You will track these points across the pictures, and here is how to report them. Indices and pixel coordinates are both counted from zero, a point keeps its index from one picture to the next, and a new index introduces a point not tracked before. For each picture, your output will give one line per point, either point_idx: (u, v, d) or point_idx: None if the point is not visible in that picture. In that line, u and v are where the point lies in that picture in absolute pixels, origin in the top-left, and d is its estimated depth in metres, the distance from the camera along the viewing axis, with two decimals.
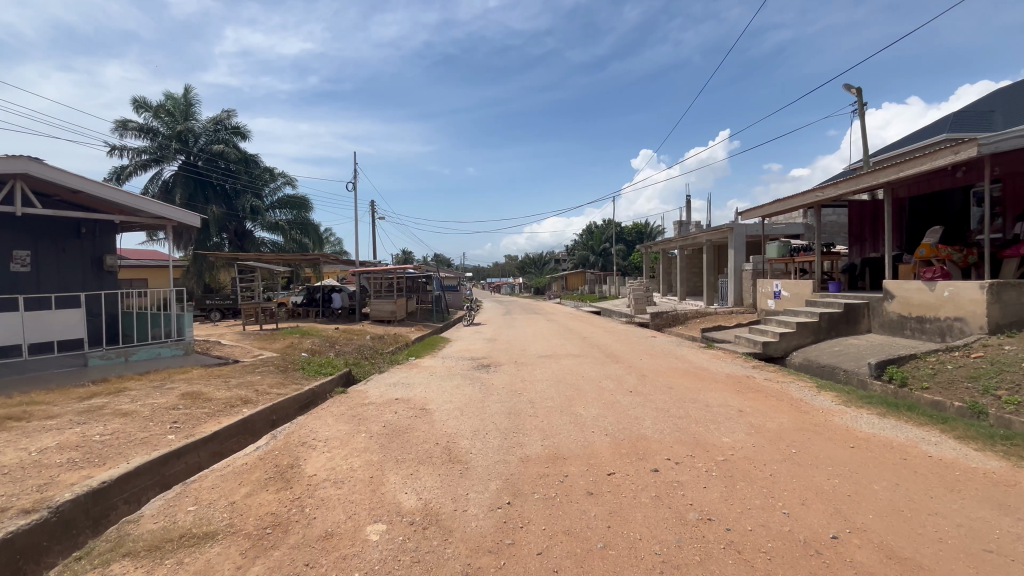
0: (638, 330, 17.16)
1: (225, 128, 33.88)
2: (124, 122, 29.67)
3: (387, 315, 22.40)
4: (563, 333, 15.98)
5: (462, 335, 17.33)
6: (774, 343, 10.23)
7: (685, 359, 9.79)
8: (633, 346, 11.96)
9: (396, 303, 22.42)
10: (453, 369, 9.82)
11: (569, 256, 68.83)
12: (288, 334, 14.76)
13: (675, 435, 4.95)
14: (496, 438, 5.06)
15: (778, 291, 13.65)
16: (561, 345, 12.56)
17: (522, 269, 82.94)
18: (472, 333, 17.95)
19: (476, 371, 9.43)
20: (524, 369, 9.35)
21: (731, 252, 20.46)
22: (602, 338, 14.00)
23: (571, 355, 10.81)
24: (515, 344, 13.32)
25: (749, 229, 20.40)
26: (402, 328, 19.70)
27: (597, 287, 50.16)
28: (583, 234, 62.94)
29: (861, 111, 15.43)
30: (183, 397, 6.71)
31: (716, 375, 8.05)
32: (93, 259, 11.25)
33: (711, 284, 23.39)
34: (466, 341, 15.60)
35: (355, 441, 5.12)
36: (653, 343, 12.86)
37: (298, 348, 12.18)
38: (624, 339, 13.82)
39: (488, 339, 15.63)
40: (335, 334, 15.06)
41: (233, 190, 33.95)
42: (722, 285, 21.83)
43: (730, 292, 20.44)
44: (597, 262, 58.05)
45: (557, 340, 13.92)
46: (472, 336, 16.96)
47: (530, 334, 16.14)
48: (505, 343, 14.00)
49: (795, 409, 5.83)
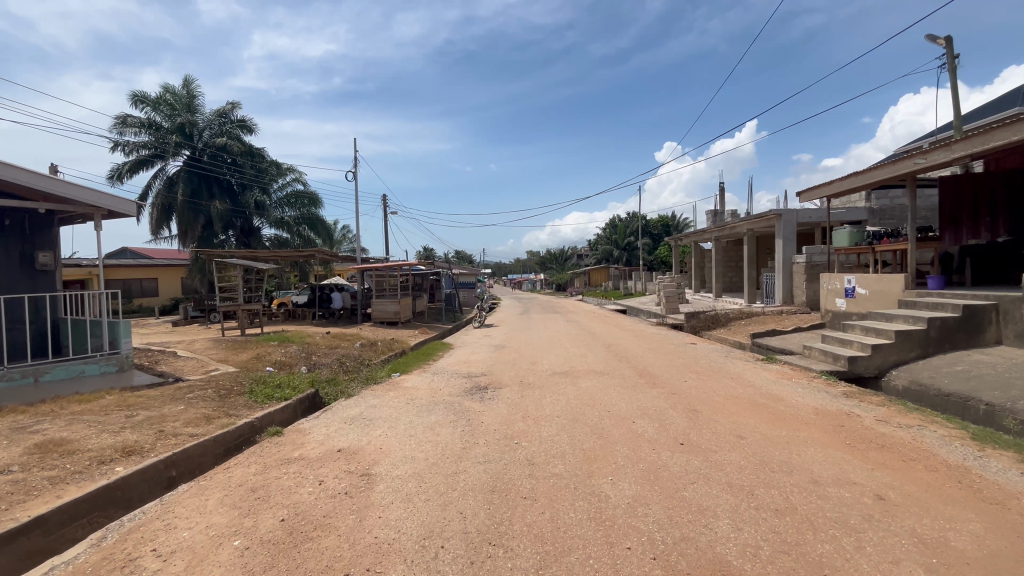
0: (672, 334, 14.72)
1: (230, 120, 32.64)
2: (123, 117, 29.52)
3: (391, 317, 20.48)
4: (584, 338, 13.65)
5: (468, 341, 15.25)
6: (864, 359, 7.65)
7: (745, 381, 7.36)
8: (671, 359, 9.55)
9: (399, 303, 20.50)
10: (439, 392, 7.66)
11: (591, 252, 66.14)
12: (267, 340, 12.91)
13: (785, 568, 2.66)
14: (455, 563, 2.88)
15: (850, 288, 10.98)
16: (580, 357, 10.22)
17: (544, 266, 80.52)
18: (481, 338, 15.86)
19: (467, 396, 7.24)
20: (530, 394, 7.14)
21: (779, 242, 17.73)
22: (632, 346, 11.58)
23: (592, 372, 8.50)
24: (525, 355, 11.12)
25: (801, 215, 17.60)
26: (403, 332, 17.73)
27: (621, 284, 47.49)
28: (606, 228, 60.16)
29: (952, 66, 12.55)
30: (33, 450, 4.73)
31: (801, 412, 5.63)
32: (21, 257, 9.36)
33: (752, 280, 20.68)
34: (470, 348, 13.48)
35: (214, 558, 3.00)
36: (696, 354, 10.40)
37: (267, 361, 10.28)
38: (658, 348, 11.41)
39: (496, 346, 13.44)
40: (320, 341, 13.14)
41: (238, 185, 32.78)
42: (766, 281, 19.13)
43: (777, 289, 17.76)
44: (621, 257, 55.41)
45: (575, 348, 11.63)
46: (479, 342, 14.85)
47: (545, 340, 13.85)
48: (513, 353, 11.80)
49: (971, 493, 3.47)
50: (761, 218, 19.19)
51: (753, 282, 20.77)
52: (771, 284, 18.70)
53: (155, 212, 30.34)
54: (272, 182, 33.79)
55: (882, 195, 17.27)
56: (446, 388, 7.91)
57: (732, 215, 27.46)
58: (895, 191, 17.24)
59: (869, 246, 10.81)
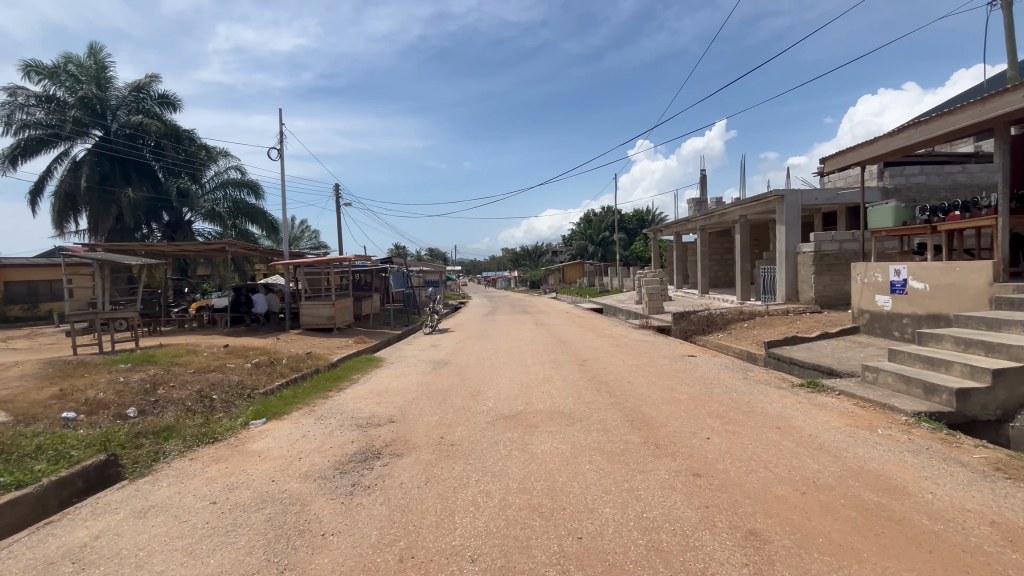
0: (663, 341, 11.91)
1: (150, 96, 28.69)
2: (14, 90, 25.34)
3: (324, 323, 17.07)
4: (553, 350, 10.67)
5: (406, 354, 12.07)
6: (982, 393, 4.81)
7: (805, 438, 4.43)
8: (672, 387, 6.60)
9: (335, 306, 17.10)
10: (290, 466, 4.44)
11: (566, 247, 63.62)
12: (121, 361, 9.43)
13: None
14: None
15: (898, 282, 8.30)
16: (540, 384, 7.16)
17: (517, 263, 77.62)
18: (427, 349, 12.79)
19: (328, 480, 4.07)
20: (441, 475, 4.06)
21: (780, 229, 15.08)
22: (617, 363, 8.60)
23: (554, 417, 5.44)
24: (466, 379, 8.06)
25: (805, 197, 15.02)
26: (332, 342, 14.43)
27: (596, 280, 44.96)
28: (580, 222, 57.72)
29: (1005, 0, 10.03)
30: None
31: (979, 543, 2.68)
32: None
33: (746, 273, 18.14)
34: (404, 365, 10.34)
35: None
36: (701, 374, 7.52)
37: (77, 398, 6.90)
38: (647, 364, 8.51)
39: (437, 363, 10.28)
40: (198, 361, 9.78)
41: (162, 171, 28.84)
42: (763, 275, 16.59)
43: (778, 284, 15.15)
44: (596, 253, 53.10)
45: (538, 368, 8.60)
46: (419, 356, 11.70)
47: (501, 353, 10.80)
48: (451, 375, 8.66)
49: None
50: (757, 201, 16.53)
51: (747, 276, 18.19)
52: (769, 280, 16.14)
53: (59, 202, 26.12)
54: (203, 167, 29.96)
55: (896, 173, 14.67)
56: (311, 456, 4.71)
57: (717, 203, 24.90)
58: (912, 168, 14.60)
59: (928, 225, 8.09)
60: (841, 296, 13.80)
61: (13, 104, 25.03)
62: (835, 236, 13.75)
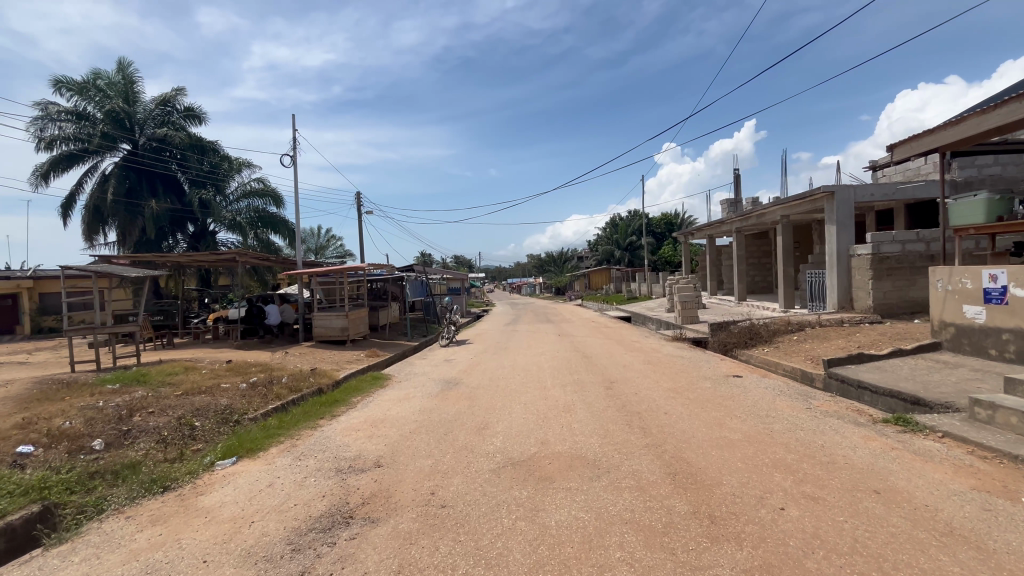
0: (701, 356, 10.62)
1: (175, 109, 29.09)
2: (46, 106, 25.97)
3: (337, 334, 16.37)
4: (576, 367, 9.55)
5: (417, 371, 11.16)
6: None
7: (921, 514, 3.20)
8: (719, 422, 5.41)
9: (348, 317, 16.39)
10: (234, 536, 3.47)
11: (592, 253, 62.22)
12: (110, 381, 8.82)
13: None
14: None
15: (995, 289, 6.88)
16: (559, 416, 6.06)
17: (542, 269, 76.52)
18: (440, 364, 11.87)
19: (273, 564, 3.08)
20: (420, 562, 3.02)
21: (830, 229, 13.50)
22: (650, 386, 7.43)
23: (575, 467, 4.33)
24: (475, 405, 7.04)
25: (859, 192, 13.44)
26: (342, 357, 13.67)
27: (624, 286, 43.48)
28: (606, 227, 56.29)
29: None
30: None
31: None
32: None
33: (790, 278, 16.57)
34: (412, 384, 9.41)
35: None
36: (753, 402, 6.28)
37: (40, 428, 6.19)
38: (686, 388, 7.30)
39: (447, 382, 9.30)
40: (191, 381, 9.08)
41: (187, 182, 29.15)
42: (809, 280, 15.04)
43: (828, 291, 13.60)
44: (623, 258, 51.55)
45: (559, 392, 7.50)
46: (430, 372, 10.75)
47: (518, 370, 9.75)
48: (458, 399, 7.64)
49: None
50: (801, 200, 15.02)
51: (791, 282, 16.60)
52: (817, 286, 14.58)
53: (88, 215, 26.50)
54: (226, 178, 30.24)
55: (966, 164, 12.98)
56: (265, 519, 3.74)
57: (754, 203, 23.27)
58: (984, 158, 12.91)
59: None
60: (905, 304, 12.18)
61: (45, 119, 25.64)
62: (897, 236, 12.16)
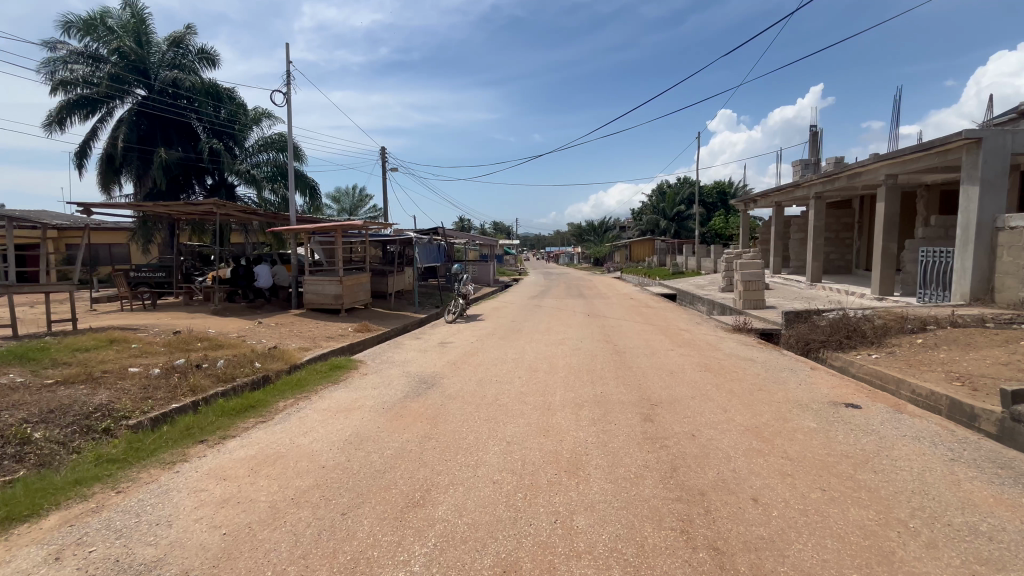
0: (781, 360, 7.62)
1: (188, 51, 27.66)
2: (56, 49, 24.66)
3: (330, 303, 14.24)
4: (600, 371, 6.82)
5: (399, 357, 8.75)
6: None
7: None
8: (880, 551, 2.59)
9: (343, 284, 14.21)
10: None
11: (635, 222, 58.15)
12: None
13: None
14: None
15: None
16: (554, 489, 3.40)
17: (580, 238, 72.79)
18: (431, 349, 9.41)
19: None
20: None
21: (969, 190, 9.86)
22: (711, 422, 4.63)
23: None
24: (431, 438, 4.51)
25: (1020, 140, 9.64)
26: (325, 332, 11.51)
27: (669, 259, 39.68)
28: (652, 195, 51.91)
29: None
30: None
31: None
32: None
33: (890, 256, 12.97)
34: (376, 380, 7.03)
35: None
36: (919, 486, 3.38)
37: None
38: (773, 430, 4.45)
39: (420, 382, 6.80)
40: (94, 362, 7.02)
41: (203, 131, 27.65)
42: (921, 260, 11.48)
43: (955, 275, 10.11)
44: (669, 229, 47.52)
45: (567, 421, 4.83)
46: (411, 361, 8.30)
47: (521, 368, 7.15)
48: (413, 419, 5.12)
49: None
50: (922, 152, 11.28)
51: (891, 262, 13.00)
52: (934, 269, 11.02)
53: (100, 163, 25.26)
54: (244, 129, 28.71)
55: None
56: None
57: (837, 163, 19.17)
58: None
59: None
60: None
61: (55, 61, 24.36)
62: None
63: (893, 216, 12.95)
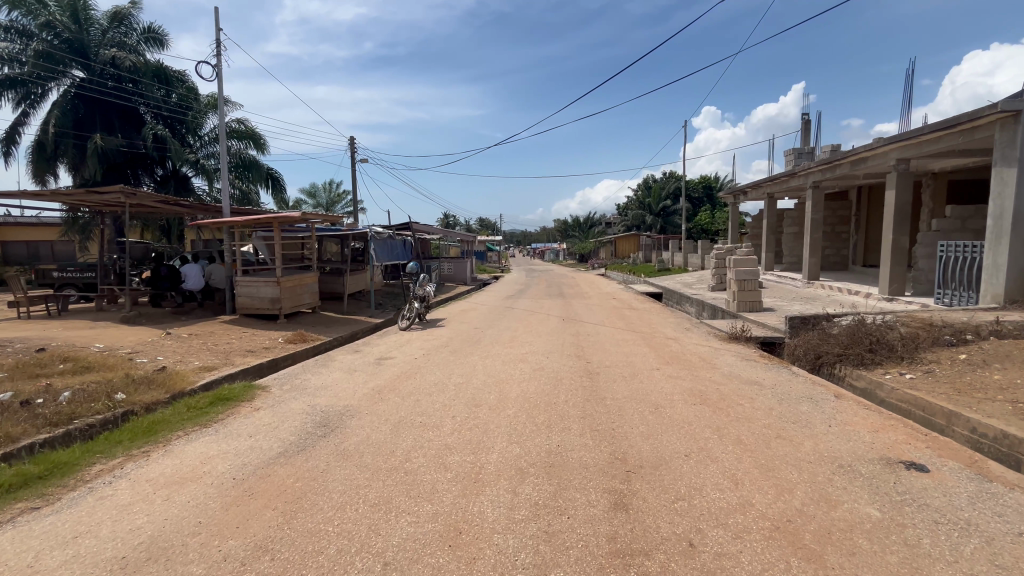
0: (793, 384, 6.00)
1: (133, 30, 25.22)
2: None
3: (266, 308, 12.34)
4: (562, 407, 5.09)
5: (317, 381, 6.94)
6: None
7: None
8: None
9: (281, 286, 12.30)
10: None
11: (621, 217, 56.86)
12: None
13: None
14: None
15: None
16: None
17: (565, 234, 71.31)
18: (362, 368, 7.60)
19: None
20: None
21: (1005, 173, 8.38)
22: (717, 516, 2.94)
23: None
24: (267, 556, 2.73)
25: None
26: (247, 344, 9.62)
27: (655, 256, 38.31)
28: (638, 190, 50.61)
29: None
30: None
31: None
32: None
33: (901, 252, 11.53)
34: (263, 422, 5.18)
35: None
36: None
37: None
38: (818, 531, 2.79)
39: (318, 425, 4.99)
40: None
41: (149, 117, 25.28)
42: (940, 257, 10.00)
43: (987, 273, 8.63)
44: (655, 224, 46.26)
45: (494, 511, 3.12)
46: (327, 389, 6.48)
47: (457, 403, 5.39)
48: (263, 504, 3.32)
49: None
50: (944, 131, 9.78)
51: (901, 258, 11.56)
52: (957, 266, 9.56)
53: (32, 151, 22.91)
54: (196, 116, 26.41)
55: None
56: None
57: (833, 151, 17.75)
58: None
59: None
60: None
61: None
62: None
63: (904, 206, 11.48)
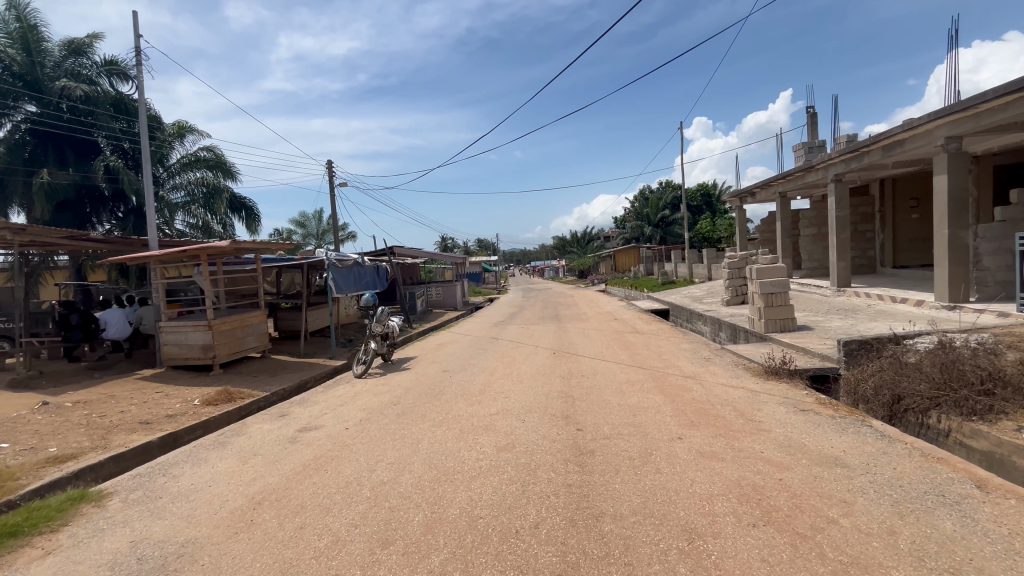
0: (897, 465, 3.83)
1: (91, 60, 23.54)
2: None
3: (195, 357, 10.23)
4: (528, 548, 2.95)
5: (187, 479, 4.79)
6: None
7: None
8: None
9: (212, 329, 10.20)
10: None
11: (619, 230, 55.05)
12: None
13: None
14: None
15: None
16: None
17: (564, 251, 69.49)
18: (267, 450, 5.44)
19: None
20: None
21: None
22: None
23: None
24: None
25: None
26: (146, 412, 7.49)
27: (657, 268, 36.29)
28: (635, 201, 48.87)
29: None
30: None
31: None
32: None
33: (962, 249, 9.45)
34: None
35: None
36: None
37: None
38: None
39: None
40: None
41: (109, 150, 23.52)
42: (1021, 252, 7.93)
43: None
44: (654, 235, 44.39)
45: None
46: (188, 497, 4.30)
47: (356, 540, 3.23)
48: None
49: None
50: (1014, 95, 7.79)
51: (962, 256, 9.47)
52: None
53: None
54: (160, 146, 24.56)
55: None
56: None
57: (850, 142, 15.84)
58: None
59: None
60: None
61: None
62: None
63: (960, 192, 9.46)
